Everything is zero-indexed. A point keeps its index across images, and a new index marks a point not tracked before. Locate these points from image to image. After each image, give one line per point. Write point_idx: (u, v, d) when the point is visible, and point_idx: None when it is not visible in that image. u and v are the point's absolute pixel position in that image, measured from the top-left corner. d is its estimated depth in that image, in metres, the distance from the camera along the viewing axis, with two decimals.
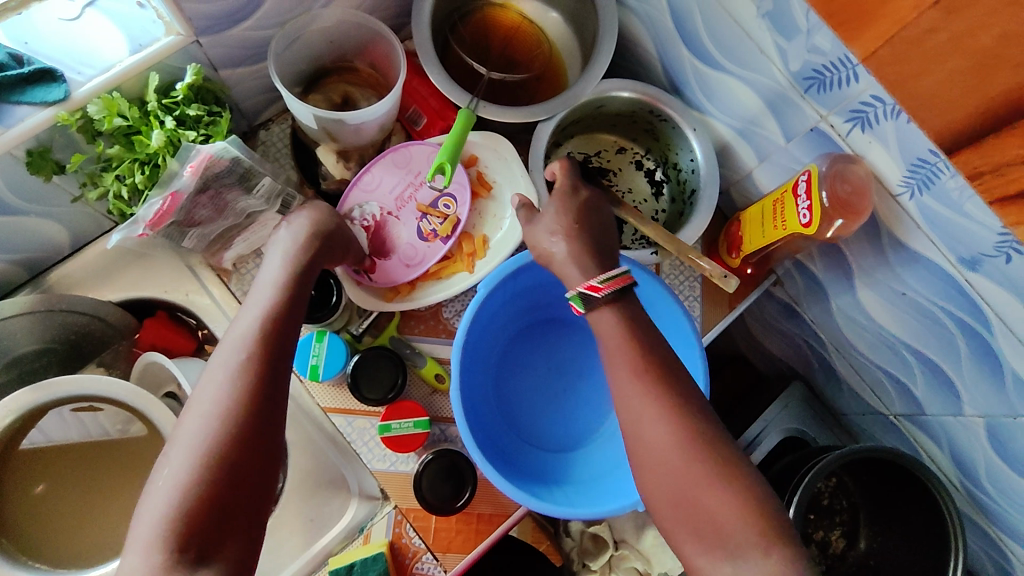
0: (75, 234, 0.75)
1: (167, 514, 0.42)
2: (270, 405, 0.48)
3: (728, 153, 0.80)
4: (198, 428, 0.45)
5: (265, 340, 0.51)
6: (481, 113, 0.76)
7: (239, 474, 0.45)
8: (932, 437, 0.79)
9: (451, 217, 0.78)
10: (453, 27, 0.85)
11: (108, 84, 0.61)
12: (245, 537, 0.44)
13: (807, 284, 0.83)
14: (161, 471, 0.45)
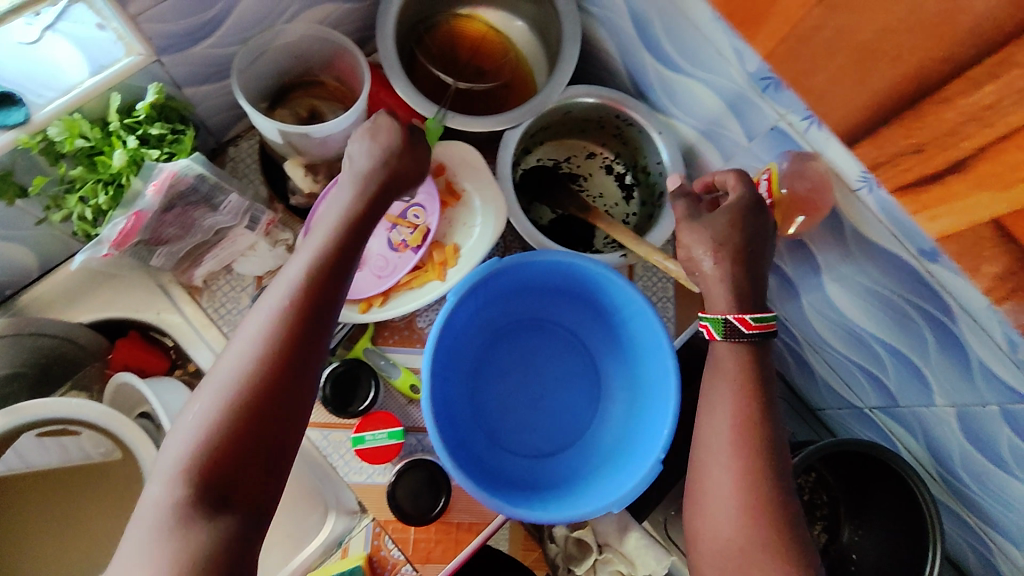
0: (43, 256, 0.74)
1: (194, 452, 0.45)
2: (303, 361, 0.49)
3: (694, 155, 0.81)
4: (232, 371, 0.47)
5: (309, 294, 0.50)
6: (449, 123, 0.76)
7: (264, 426, 0.47)
8: (907, 428, 0.79)
9: (420, 227, 0.79)
10: (419, 39, 0.85)
11: (69, 105, 0.61)
12: (265, 484, 0.47)
13: (779, 283, 0.84)
14: (194, 405, 0.47)
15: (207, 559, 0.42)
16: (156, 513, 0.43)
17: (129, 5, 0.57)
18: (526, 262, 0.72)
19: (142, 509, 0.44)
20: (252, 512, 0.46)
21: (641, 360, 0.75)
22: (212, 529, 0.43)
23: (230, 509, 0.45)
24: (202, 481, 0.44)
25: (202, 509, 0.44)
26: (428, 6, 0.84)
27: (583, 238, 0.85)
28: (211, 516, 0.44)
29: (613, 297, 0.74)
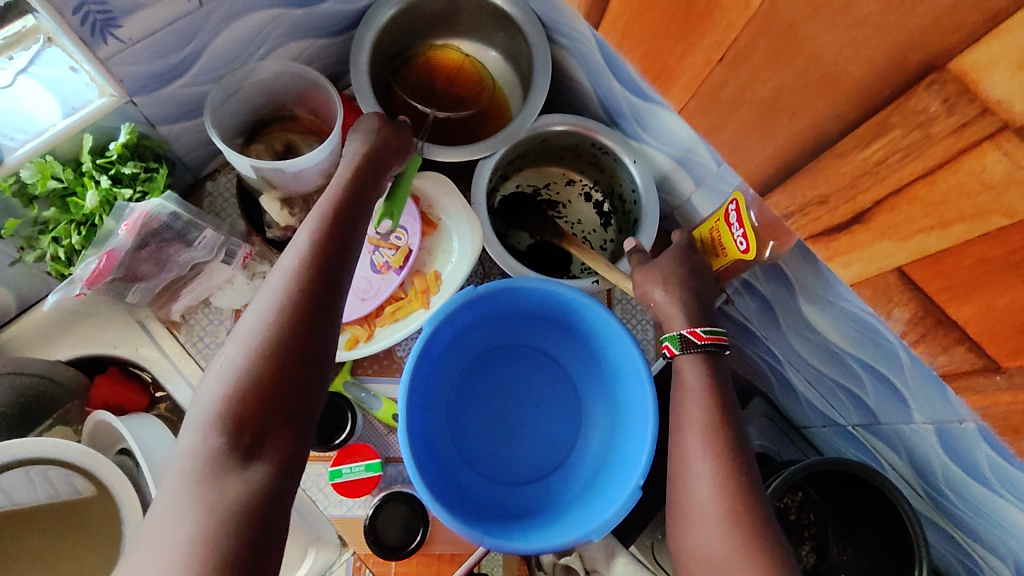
0: (20, 295, 0.74)
1: (224, 399, 0.45)
2: (323, 313, 0.51)
3: (669, 181, 0.82)
4: (256, 324, 0.48)
5: (323, 251, 0.52)
6: (427, 154, 0.76)
7: (290, 374, 0.47)
8: (890, 445, 0.78)
9: (402, 247, 0.79)
10: (396, 71, 0.87)
11: (41, 148, 0.62)
12: (294, 433, 0.47)
13: (758, 303, 0.86)
14: (220, 362, 0.48)
15: (243, 505, 0.42)
16: (189, 461, 0.44)
17: (99, 48, 0.58)
18: (503, 289, 0.73)
19: (174, 461, 0.45)
20: (283, 464, 0.46)
21: (620, 385, 0.75)
22: (246, 476, 0.44)
23: (262, 457, 0.45)
24: (234, 426, 0.45)
25: (234, 455, 0.44)
26: (402, 39, 0.85)
27: (560, 263, 0.86)
28: (243, 465, 0.44)
29: (591, 323, 0.75)
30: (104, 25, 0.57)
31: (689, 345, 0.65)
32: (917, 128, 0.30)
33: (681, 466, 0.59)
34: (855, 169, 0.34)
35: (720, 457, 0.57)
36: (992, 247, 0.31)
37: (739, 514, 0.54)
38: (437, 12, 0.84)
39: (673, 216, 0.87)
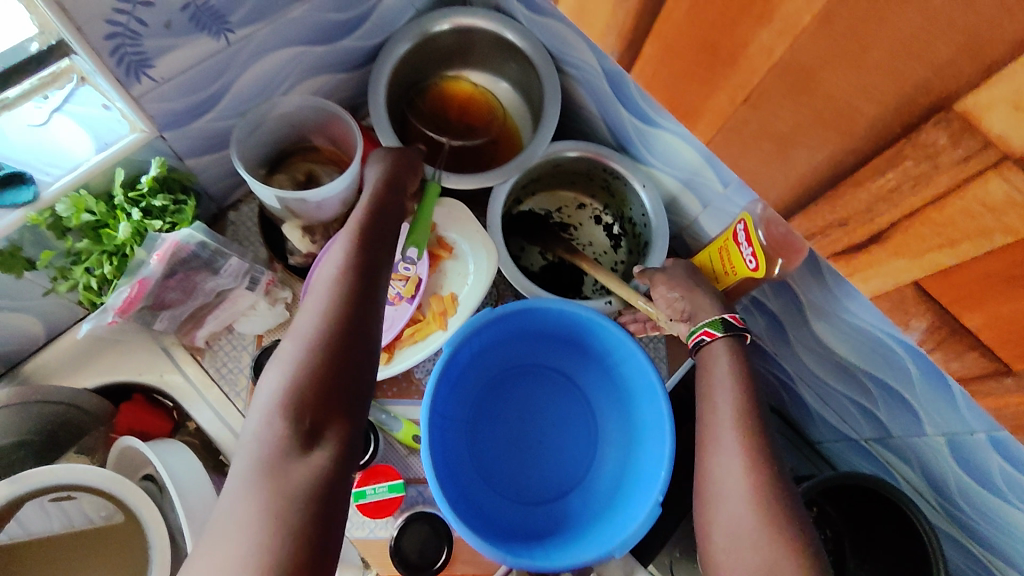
0: (49, 324, 0.76)
1: (283, 391, 0.47)
2: (368, 309, 0.53)
3: (677, 203, 0.84)
4: (307, 323, 0.51)
5: (361, 254, 0.55)
6: (444, 183, 0.78)
7: (343, 364, 0.49)
8: (903, 458, 0.79)
9: (412, 277, 0.81)
10: (411, 102, 0.90)
11: (76, 182, 0.65)
12: (352, 421, 0.49)
13: (767, 321, 0.88)
14: (278, 359, 0.50)
15: (307, 491, 0.44)
16: (257, 451, 0.45)
17: (132, 87, 0.61)
18: (521, 310, 0.75)
19: (240, 454, 0.46)
20: (342, 451, 0.47)
21: (635, 403, 0.76)
22: (309, 463, 0.45)
23: (323, 443, 0.47)
24: (295, 414, 0.47)
25: (298, 442, 0.46)
26: (418, 72, 0.88)
27: (574, 283, 0.88)
28: (308, 451, 0.46)
29: (606, 342, 0.76)
30: (137, 65, 0.59)
31: (730, 327, 0.66)
32: (925, 160, 0.31)
33: (708, 478, 0.60)
34: (871, 196, 0.33)
35: (738, 472, 0.58)
36: (1003, 266, 0.31)
37: (759, 528, 0.55)
38: (451, 46, 0.87)
39: (683, 238, 0.89)
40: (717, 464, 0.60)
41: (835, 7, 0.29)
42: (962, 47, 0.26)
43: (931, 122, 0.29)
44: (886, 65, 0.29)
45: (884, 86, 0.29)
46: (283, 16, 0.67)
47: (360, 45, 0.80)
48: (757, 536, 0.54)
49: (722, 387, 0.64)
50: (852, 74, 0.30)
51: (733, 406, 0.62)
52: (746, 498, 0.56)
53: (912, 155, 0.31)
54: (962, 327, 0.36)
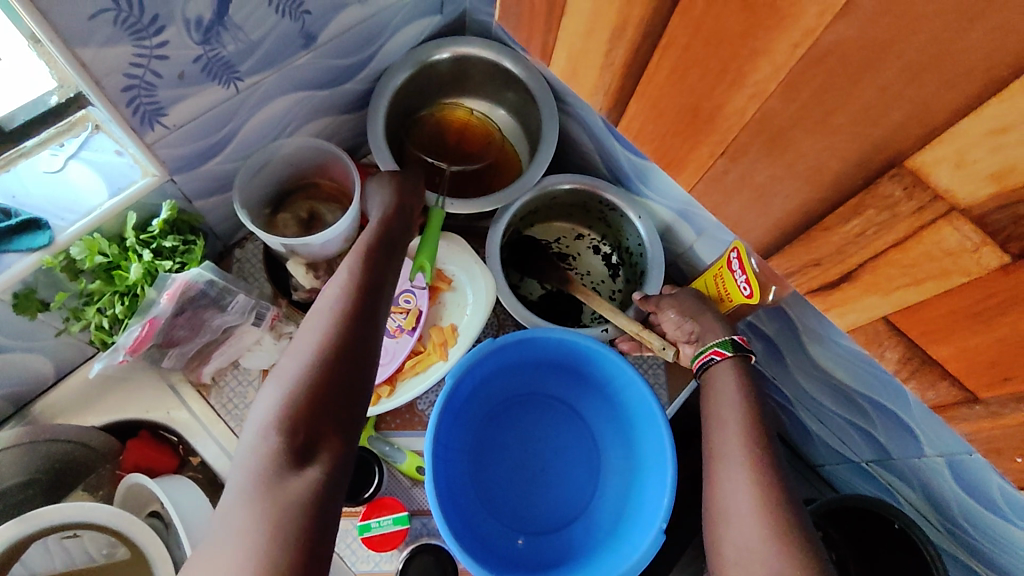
0: (59, 363, 0.78)
1: (281, 403, 0.49)
2: (369, 329, 0.55)
3: (673, 233, 0.87)
4: (308, 340, 0.53)
5: (365, 275, 0.58)
6: (449, 208, 0.79)
7: (340, 381, 0.51)
8: (903, 479, 0.79)
9: (412, 310, 0.82)
10: (410, 129, 0.92)
11: (90, 226, 0.67)
12: (343, 439, 0.50)
13: (763, 345, 0.90)
14: (274, 377, 0.51)
15: (302, 508, 0.44)
16: (253, 461, 0.47)
17: (146, 134, 0.64)
18: (522, 340, 0.76)
19: (236, 465, 0.47)
20: (334, 468, 0.48)
21: (636, 430, 0.78)
22: (304, 477, 0.46)
23: (316, 459, 0.48)
24: (291, 427, 0.48)
25: (292, 456, 0.47)
26: (416, 100, 0.91)
27: (573, 312, 0.90)
28: (300, 469, 0.47)
29: (605, 370, 0.78)
30: (152, 114, 0.62)
31: (739, 348, 0.68)
32: (886, 210, 0.33)
33: (717, 501, 0.61)
34: (842, 240, 0.36)
35: (737, 498, 0.59)
36: (970, 297, 0.33)
37: (759, 556, 0.55)
38: (450, 75, 0.90)
39: (679, 265, 0.91)
40: (723, 490, 0.61)
41: (798, 78, 0.32)
42: (908, 116, 0.29)
43: (891, 175, 0.32)
44: (843, 129, 0.32)
45: (844, 146, 0.32)
46: (290, 63, 0.70)
47: (361, 87, 0.83)
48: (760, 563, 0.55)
49: (725, 414, 0.65)
50: (820, 135, 0.33)
51: (732, 432, 0.64)
52: (751, 523, 0.57)
53: (879, 202, 0.33)
54: (932, 357, 0.37)
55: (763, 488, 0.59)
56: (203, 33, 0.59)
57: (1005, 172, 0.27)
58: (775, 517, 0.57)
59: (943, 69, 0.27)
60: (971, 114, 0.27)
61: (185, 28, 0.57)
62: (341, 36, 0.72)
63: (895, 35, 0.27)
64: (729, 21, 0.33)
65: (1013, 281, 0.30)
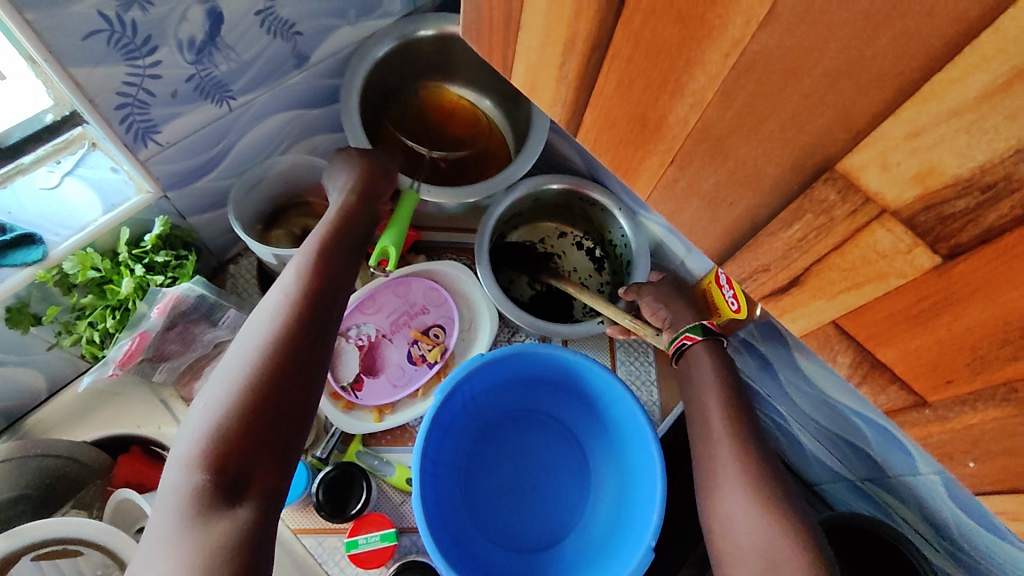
0: (52, 378, 0.78)
1: (207, 434, 0.48)
2: (311, 347, 0.54)
3: (662, 249, 0.87)
4: (240, 362, 0.52)
5: (311, 289, 0.57)
6: (423, 195, 0.74)
7: (275, 408, 0.50)
8: (899, 498, 0.78)
9: (439, 345, 0.82)
10: (391, 105, 0.83)
11: (84, 241, 0.68)
12: (279, 470, 0.50)
13: (756, 361, 0.90)
14: (206, 397, 0.50)
15: (231, 545, 0.44)
16: (176, 499, 0.46)
17: (140, 152, 0.65)
18: (513, 354, 0.77)
19: (161, 499, 0.47)
20: (263, 504, 0.48)
21: (626, 446, 0.77)
22: (235, 516, 0.45)
23: (246, 497, 0.47)
24: (219, 462, 0.47)
25: (220, 493, 0.46)
26: (396, 83, 0.82)
27: (563, 309, 0.88)
28: (229, 505, 0.46)
29: (596, 386, 0.78)
30: (145, 131, 0.63)
31: (710, 332, 0.68)
32: (822, 215, 0.25)
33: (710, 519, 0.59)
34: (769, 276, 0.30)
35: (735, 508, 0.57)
36: (898, 313, 0.25)
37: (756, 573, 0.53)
38: (438, 53, 0.81)
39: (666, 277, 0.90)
40: (713, 507, 0.59)
41: (720, 89, 0.24)
42: (828, 122, 0.22)
43: (816, 181, 0.24)
44: (748, 149, 0.25)
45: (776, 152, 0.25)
46: (283, 83, 0.71)
47: None
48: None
49: (704, 395, 0.65)
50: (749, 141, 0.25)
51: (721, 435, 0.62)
52: (743, 540, 0.55)
53: (808, 210, 0.25)
54: None
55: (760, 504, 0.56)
56: (196, 52, 0.61)
57: (926, 173, 0.21)
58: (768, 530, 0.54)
59: (861, 62, 0.20)
60: (891, 115, 0.21)
61: (178, 48, 0.59)
62: (333, 56, 0.74)
63: (812, 37, 0.21)
64: (654, 33, 0.25)
65: (951, 291, 0.23)
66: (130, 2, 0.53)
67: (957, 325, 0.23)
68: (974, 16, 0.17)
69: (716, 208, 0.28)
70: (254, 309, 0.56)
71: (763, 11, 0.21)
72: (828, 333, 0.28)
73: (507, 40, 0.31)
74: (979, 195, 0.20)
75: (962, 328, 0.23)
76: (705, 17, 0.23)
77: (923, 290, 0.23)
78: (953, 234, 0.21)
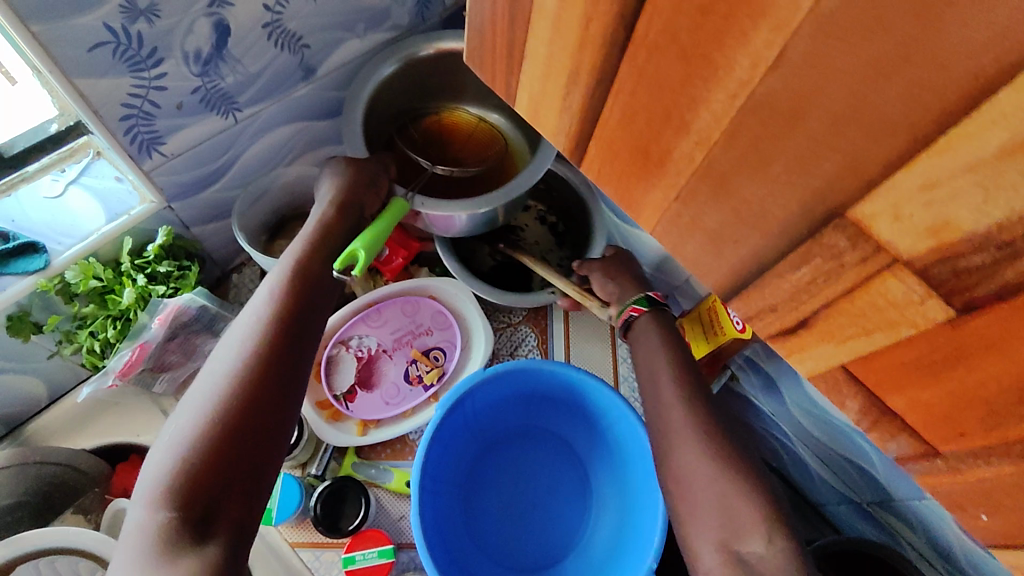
0: (53, 386, 0.78)
1: (172, 470, 0.47)
2: (281, 371, 0.54)
3: (668, 266, 0.83)
4: (207, 390, 0.51)
5: (285, 313, 0.56)
6: (420, 208, 0.68)
7: (243, 439, 0.50)
8: (905, 521, 0.76)
9: (437, 367, 0.81)
10: (401, 127, 0.80)
11: (86, 250, 0.68)
12: (248, 501, 0.49)
13: (762, 380, 0.88)
14: (175, 429, 0.50)
15: None
16: (141, 539, 0.45)
17: (144, 162, 0.65)
18: (515, 371, 0.76)
19: (127, 535, 0.47)
20: (234, 541, 0.47)
21: (629, 466, 0.76)
22: (202, 554, 0.45)
23: (215, 533, 0.46)
24: (186, 499, 0.46)
25: (188, 530, 0.45)
26: (403, 99, 0.79)
27: (521, 281, 0.85)
28: (196, 543, 0.45)
29: (599, 404, 0.77)
30: (150, 142, 0.63)
31: (654, 303, 0.69)
32: (830, 261, 0.21)
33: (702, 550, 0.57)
34: None
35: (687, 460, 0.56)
36: (909, 363, 0.22)
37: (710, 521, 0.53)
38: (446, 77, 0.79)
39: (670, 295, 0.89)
40: None
41: (726, 131, 0.20)
42: (835, 171, 0.19)
43: (823, 227, 0.20)
44: (749, 194, 0.21)
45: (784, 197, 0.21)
46: (289, 95, 0.71)
47: None
48: (714, 547, 0.52)
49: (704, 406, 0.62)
50: (756, 185, 0.21)
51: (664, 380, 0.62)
52: None
53: (816, 254, 0.21)
54: None
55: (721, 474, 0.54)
56: (201, 64, 0.61)
57: (941, 227, 0.18)
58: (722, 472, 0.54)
59: (880, 111, 0.17)
60: (902, 166, 0.17)
61: (183, 60, 0.59)
62: (341, 68, 0.74)
63: (822, 82, 0.17)
64: (659, 69, 0.21)
65: (961, 348, 0.20)
66: (136, 14, 0.53)
67: (971, 378, 0.20)
68: (992, 73, 0.14)
69: (720, 252, 0.24)
70: (225, 336, 0.56)
71: (771, 54, 0.18)
72: (840, 387, 0.24)
73: (510, 64, 0.28)
74: (995, 252, 0.17)
75: (974, 382, 0.20)
76: (709, 55, 0.19)
77: (933, 341, 0.20)
78: (967, 288, 0.18)
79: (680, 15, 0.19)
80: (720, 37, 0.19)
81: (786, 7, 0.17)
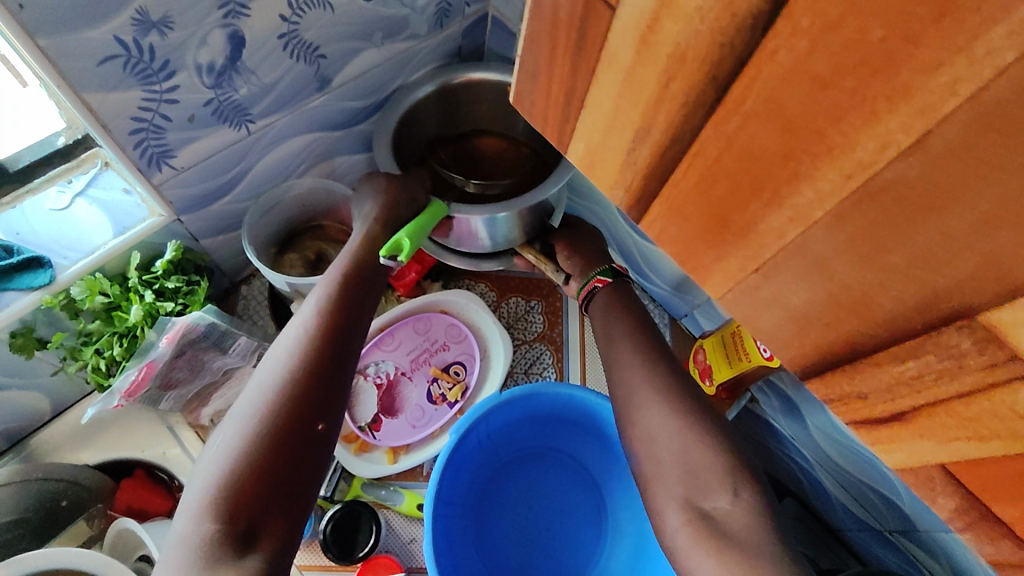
0: (57, 400, 0.76)
1: (219, 481, 0.46)
2: (327, 384, 0.51)
3: (689, 285, 0.80)
4: (253, 400, 0.49)
5: (330, 324, 0.54)
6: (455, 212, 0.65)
7: (289, 454, 0.48)
8: (929, 552, 0.66)
9: (459, 383, 0.79)
10: (433, 152, 0.79)
11: (92, 265, 0.66)
12: (290, 519, 0.47)
13: (782, 402, 0.81)
14: (220, 440, 0.49)
15: None
16: (184, 553, 0.44)
17: (153, 176, 0.62)
18: (531, 393, 0.74)
19: (168, 553, 0.45)
20: (275, 557, 0.45)
21: None
22: (242, 567, 0.43)
23: (257, 546, 0.44)
24: (230, 511, 0.45)
25: (231, 543, 0.44)
26: (429, 123, 0.78)
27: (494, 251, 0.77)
28: (238, 556, 0.43)
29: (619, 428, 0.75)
30: (159, 156, 0.61)
31: (619, 275, 0.67)
32: (948, 359, 0.20)
33: None
34: None
35: (656, 422, 0.53)
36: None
37: (672, 480, 0.50)
38: (480, 106, 0.78)
39: (691, 314, 0.86)
40: None
41: (833, 211, 0.20)
42: (977, 267, 0.18)
43: (944, 326, 0.20)
44: (849, 277, 0.21)
45: (897, 288, 0.20)
46: (305, 106, 0.69)
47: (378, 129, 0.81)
48: (679, 504, 0.49)
49: None
50: (866, 273, 0.20)
51: None
52: None
53: (929, 350, 0.21)
54: None
55: (692, 448, 0.51)
56: (214, 77, 0.58)
57: None
58: (710, 461, 0.50)
59: None
60: None
61: (196, 72, 0.56)
62: (356, 80, 0.71)
63: (973, 178, 0.16)
64: (755, 138, 0.20)
65: None
66: (148, 27, 0.51)
67: None
68: None
69: (805, 328, 0.24)
70: (269, 348, 0.54)
71: (907, 138, 0.17)
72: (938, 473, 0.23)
73: (581, 115, 0.27)
74: None
75: None
76: (825, 133, 0.19)
77: None
78: None
79: (792, 88, 0.18)
80: (839, 117, 0.18)
81: (938, 90, 0.16)
